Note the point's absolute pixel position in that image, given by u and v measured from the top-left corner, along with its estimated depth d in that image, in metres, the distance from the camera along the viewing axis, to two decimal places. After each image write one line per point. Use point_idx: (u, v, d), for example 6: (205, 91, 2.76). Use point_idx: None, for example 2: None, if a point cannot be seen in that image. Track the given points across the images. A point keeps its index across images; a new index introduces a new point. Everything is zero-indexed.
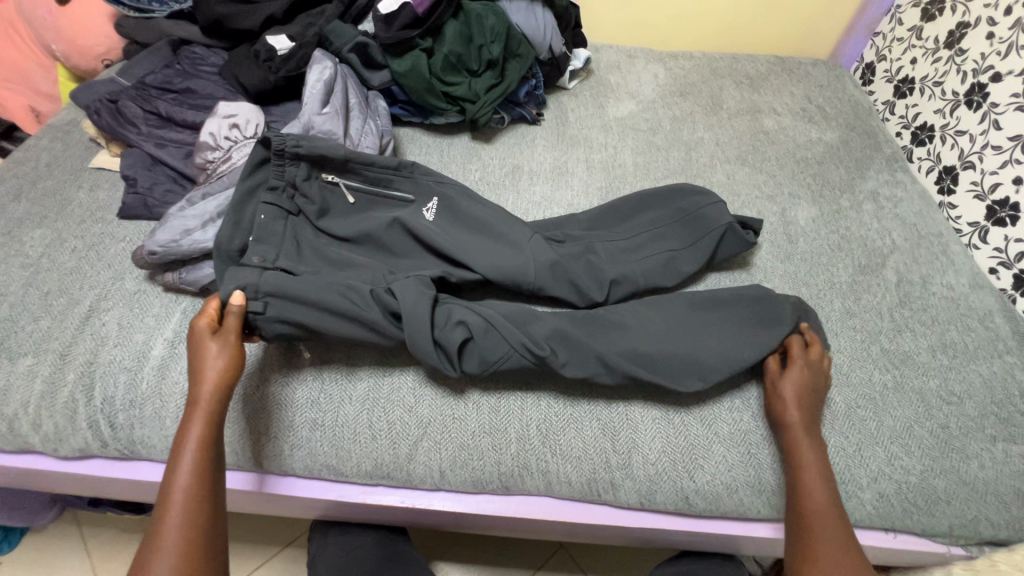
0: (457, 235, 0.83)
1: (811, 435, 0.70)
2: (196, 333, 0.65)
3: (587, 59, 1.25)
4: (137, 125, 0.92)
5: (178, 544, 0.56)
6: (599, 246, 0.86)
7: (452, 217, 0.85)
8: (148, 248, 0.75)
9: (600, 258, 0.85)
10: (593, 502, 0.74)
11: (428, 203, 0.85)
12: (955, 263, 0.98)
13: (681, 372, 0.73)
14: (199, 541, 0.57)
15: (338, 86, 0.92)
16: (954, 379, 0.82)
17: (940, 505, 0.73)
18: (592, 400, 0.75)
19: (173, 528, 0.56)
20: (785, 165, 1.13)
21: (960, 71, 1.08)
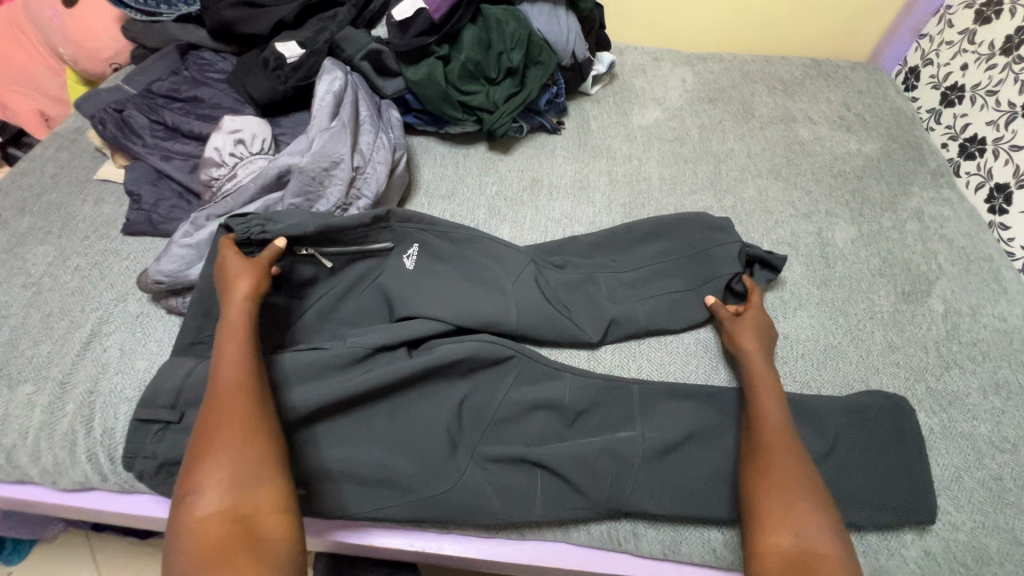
0: (452, 277, 0.79)
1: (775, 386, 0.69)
2: (225, 261, 0.66)
3: (611, 64, 1.18)
4: (143, 137, 0.88)
5: (232, 463, 0.51)
6: (601, 277, 0.83)
7: (444, 254, 0.80)
8: (154, 277, 0.73)
9: (600, 291, 0.82)
10: (612, 550, 0.70)
11: (409, 250, 0.79)
12: (1007, 292, 0.90)
13: (694, 492, 0.66)
14: (253, 471, 0.51)
15: (348, 97, 0.88)
16: (1007, 423, 0.76)
17: (992, 566, 0.66)
18: None
19: (223, 452, 0.51)
20: (821, 180, 1.06)
21: (1017, 81, 1.00)
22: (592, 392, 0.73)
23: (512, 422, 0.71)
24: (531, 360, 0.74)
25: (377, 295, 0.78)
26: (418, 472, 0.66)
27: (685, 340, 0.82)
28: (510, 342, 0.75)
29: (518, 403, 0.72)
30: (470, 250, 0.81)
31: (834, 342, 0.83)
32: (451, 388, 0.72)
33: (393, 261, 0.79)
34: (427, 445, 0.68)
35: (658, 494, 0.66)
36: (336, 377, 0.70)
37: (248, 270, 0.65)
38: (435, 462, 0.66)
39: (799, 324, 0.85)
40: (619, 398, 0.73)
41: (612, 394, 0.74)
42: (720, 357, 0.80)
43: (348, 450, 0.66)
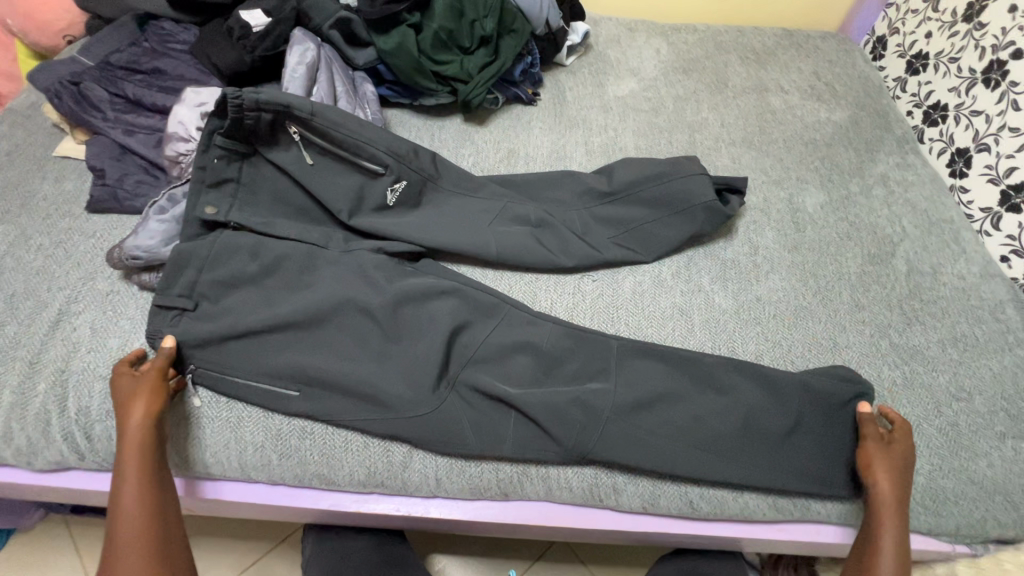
0: (428, 225, 0.81)
1: (902, 522, 0.65)
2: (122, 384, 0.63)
3: (585, 34, 1.18)
4: (103, 111, 0.85)
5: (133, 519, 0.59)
6: (572, 216, 0.86)
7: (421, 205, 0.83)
8: (131, 252, 0.71)
9: (572, 229, 0.85)
10: (594, 507, 0.72)
11: (395, 184, 0.81)
12: (966, 252, 0.94)
13: (665, 448, 0.69)
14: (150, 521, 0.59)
15: (323, 70, 0.86)
16: (964, 374, 0.80)
17: (947, 505, 0.71)
18: None
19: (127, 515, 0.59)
20: (792, 148, 1.08)
21: (977, 47, 1.03)
22: (570, 341, 0.75)
23: (489, 368, 0.72)
24: (514, 310, 0.76)
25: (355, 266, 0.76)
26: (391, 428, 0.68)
27: (668, 298, 0.84)
28: (491, 294, 0.77)
29: (497, 355, 0.73)
30: (447, 205, 0.84)
31: (804, 302, 0.86)
32: (434, 333, 0.72)
33: (374, 213, 0.80)
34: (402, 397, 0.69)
35: (625, 445, 0.68)
36: (313, 348, 0.70)
37: (145, 389, 0.62)
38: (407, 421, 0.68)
39: (771, 287, 0.87)
40: (594, 355, 0.74)
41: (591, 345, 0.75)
42: (697, 319, 0.82)
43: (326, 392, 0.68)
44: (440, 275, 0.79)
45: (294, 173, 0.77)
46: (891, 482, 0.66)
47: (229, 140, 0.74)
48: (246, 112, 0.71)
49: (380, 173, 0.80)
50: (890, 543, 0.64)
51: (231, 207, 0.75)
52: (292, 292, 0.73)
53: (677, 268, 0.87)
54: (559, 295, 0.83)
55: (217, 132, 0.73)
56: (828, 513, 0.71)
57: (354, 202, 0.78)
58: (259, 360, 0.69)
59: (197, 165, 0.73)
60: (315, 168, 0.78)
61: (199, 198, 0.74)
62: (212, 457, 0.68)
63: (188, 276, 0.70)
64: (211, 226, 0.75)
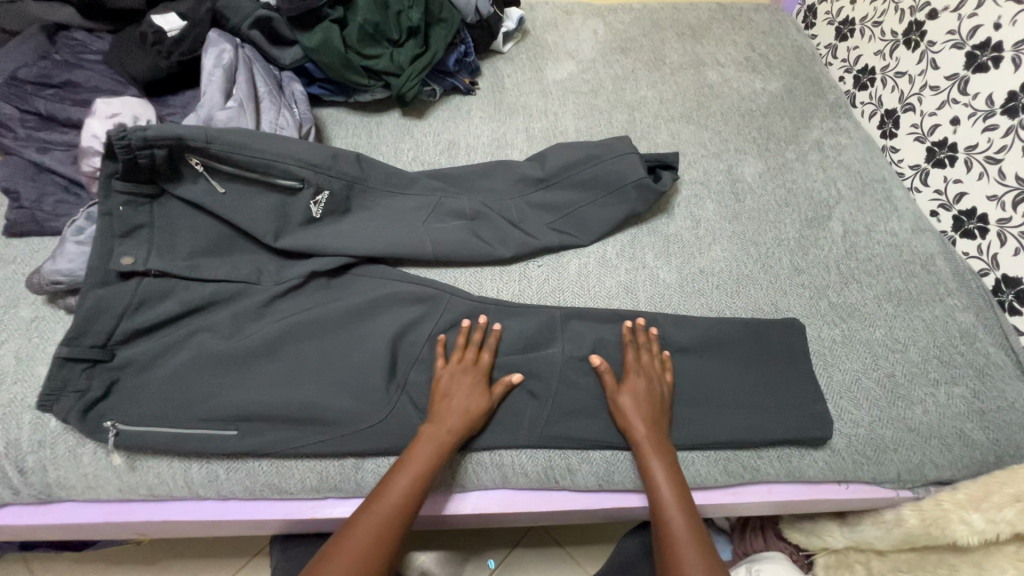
0: (364, 225, 0.79)
1: (649, 431, 0.68)
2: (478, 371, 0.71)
3: (520, 19, 1.17)
4: (13, 129, 0.81)
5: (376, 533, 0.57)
6: (510, 204, 0.86)
7: (356, 205, 0.81)
8: (51, 277, 0.68)
9: (510, 217, 0.85)
10: (552, 489, 0.73)
11: (318, 196, 0.77)
12: (898, 209, 0.98)
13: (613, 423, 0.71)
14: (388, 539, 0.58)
15: (242, 72, 0.83)
16: (899, 327, 0.83)
17: (887, 453, 0.74)
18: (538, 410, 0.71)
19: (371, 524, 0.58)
20: (729, 120, 1.10)
21: (897, 10, 1.06)
22: (516, 325, 0.77)
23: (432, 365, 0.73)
24: (454, 298, 0.78)
25: (295, 275, 0.75)
26: (348, 423, 0.68)
27: (613, 277, 0.85)
28: (425, 286, 0.78)
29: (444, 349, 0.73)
30: (384, 201, 0.83)
31: (746, 271, 0.88)
32: (373, 340, 0.73)
33: (301, 229, 0.77)
34: (363, 387, 0.70)
35: (577, 416, 0.72)
36: (257, 364, 0.70)
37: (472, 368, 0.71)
38: (366, 408, 0.68)
39: (714, 258, 0.89)
40: (538, 337, 0.76)
41: (527, 332, 0.76)
42: (642, 296, 0.84)
43: (269, 412, 0.67)
44: (376, 277, 0.79)
45: (210, 200, 0.72)
46: (646, 425, 0.68)
47: (130, 182, 0.69)
48: (137, 151, 0.66)
49: (298, 187, 0.76)
50: (644, 450, 0.67)
51: (150, 254, 0.70)
52: (210, 302, 0.72)
53: (622, 248, 0.88)
54: (505, 283, 0.83)
55: (115, 176, 0.68)
56: (777, 471, 0.73)
57: (279, 220, 0.75)
58: (195, 386, 0.67)
59: (102, 212, 0.68)
60: (229, 195, 0.73)
61: (112, 247, 0.69)
62: (155, 486, 0.66)
63: (103, 326, 0.66)
64: (127, 276, 0.69)
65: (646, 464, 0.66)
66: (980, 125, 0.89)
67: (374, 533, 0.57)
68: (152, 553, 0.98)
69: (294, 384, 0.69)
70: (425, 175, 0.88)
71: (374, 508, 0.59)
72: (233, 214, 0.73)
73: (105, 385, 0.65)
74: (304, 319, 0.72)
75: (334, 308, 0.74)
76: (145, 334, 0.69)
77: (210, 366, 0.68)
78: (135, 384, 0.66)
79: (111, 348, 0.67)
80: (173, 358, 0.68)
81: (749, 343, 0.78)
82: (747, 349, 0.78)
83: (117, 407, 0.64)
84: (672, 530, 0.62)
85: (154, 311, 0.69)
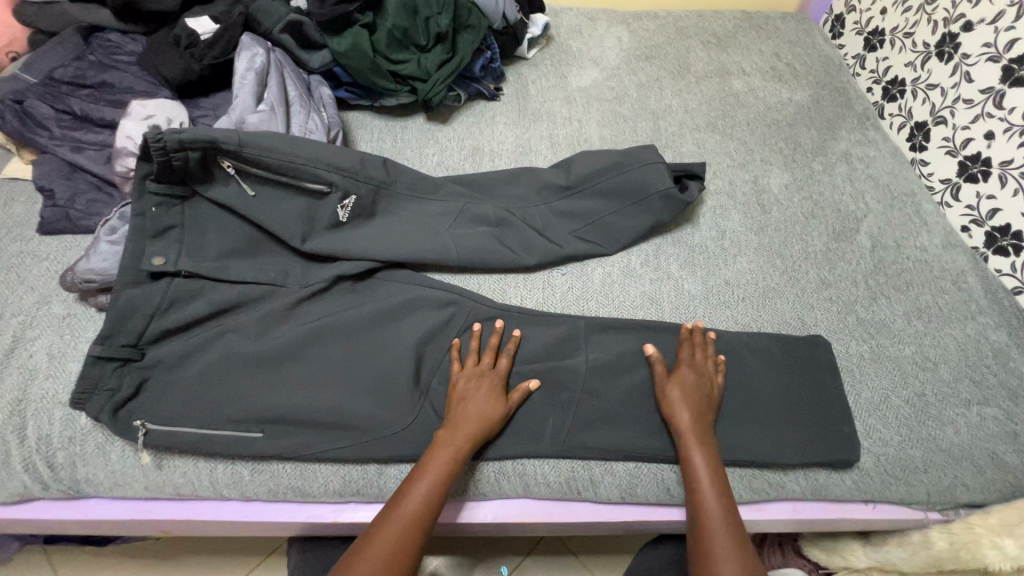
0: (390, 229, 0.79)
1: (703, 415, 0.69)
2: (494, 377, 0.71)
3: (545, 25, 1.17)
4: (49, 128, 0.82)
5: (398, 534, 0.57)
6: (535, 211, 0.86)
7: (383, 210, 0.82)
8: (84, 275, 0.69)
9: (534, 225, 0.85)
10: (574, 500, 0.72)
11: (345, 199, 0.77)
12: (927, 224, 0.96)
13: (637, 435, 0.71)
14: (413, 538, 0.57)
15: (273, 76, 0.84)
16: (929, 344, 0.82)
17: (917, 474, 0.72)
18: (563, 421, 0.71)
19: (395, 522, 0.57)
20: (755, 130, 1.09)
21: (930, 21, 1.04)
22: (541, 335, 0.77)
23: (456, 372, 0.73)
24: (478, 304, 0.78)
25: (322, 278, 0.76)
26: (373, 431, 0.68)
27: (637, 287, 0.84)
28: (448, 292, 0.78)
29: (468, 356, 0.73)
30: (410, 206, 0.83)
31: (772, 283, 0.87)
32: (398, 346, 0.73)
33: (328, 232, 0.77)
34: (387, 395, 0.70)
35: (600, 427, 0.71)
36: (283, 367, 0.70)
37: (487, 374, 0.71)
38: (390, 414, 0.69)
39: (739, 269, 0.88)
40: (565, 347, 0.76)
41: (552, 341, 0.76)
42: (666, 307, 0.83)
43: (294, 417, 0.67)
44: (401, 283, 0.79)
45: (239, 203, 0.73)
46: (693, 417, 0.68)
47: (164, 184, 0.70)
48: (172, 153, 0.67)
49: (327, 191, 0.76)
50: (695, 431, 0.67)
51: (180, 254, 0.71)
52: (237, 304, 0.72)
53: (646, 258, 0.87)
54: (528, 291, 0.83)
55: (148, 177, 0.69)
56: (804, 489, 0.72)
57: (306, 224, 0.76)
58: (222, 388, 0.67)
59: (135, 212, 0.69)
60: (259, 198, 0.74)
61: (145, 247, 0.69)
62: (180, 486, 0.67)
63: (135, 325, 0.67)
64: (158, 276, 0.70)
65: (688, 443, 0.66)
66: (1016, 140, 0.87)
67: (399, 534, 0.56)
68: (170, 548, 0.99)
69: (319, 389, 0.69)
70: (450, 181, 0.89)
71: (394, 514, 0.58)
72: (262, 217, 0.74)
73: (135, 384, 0.65)
74: (328, 323, 0.73)
75: (359, 313, 0.74)
76: (174, 334, 0.69)
77: (236, 368, 0.68)
78: (163, 383, 0.67)
79: (142, 348, 0.67)
80: (200, 360, 0.68)
81: (778, 358, 0.77)
82: (775, 362, 0.77)
83: (146, 406, 0.65)
84: (705, 507, 0.61)
85: (183, 312, 0.69)
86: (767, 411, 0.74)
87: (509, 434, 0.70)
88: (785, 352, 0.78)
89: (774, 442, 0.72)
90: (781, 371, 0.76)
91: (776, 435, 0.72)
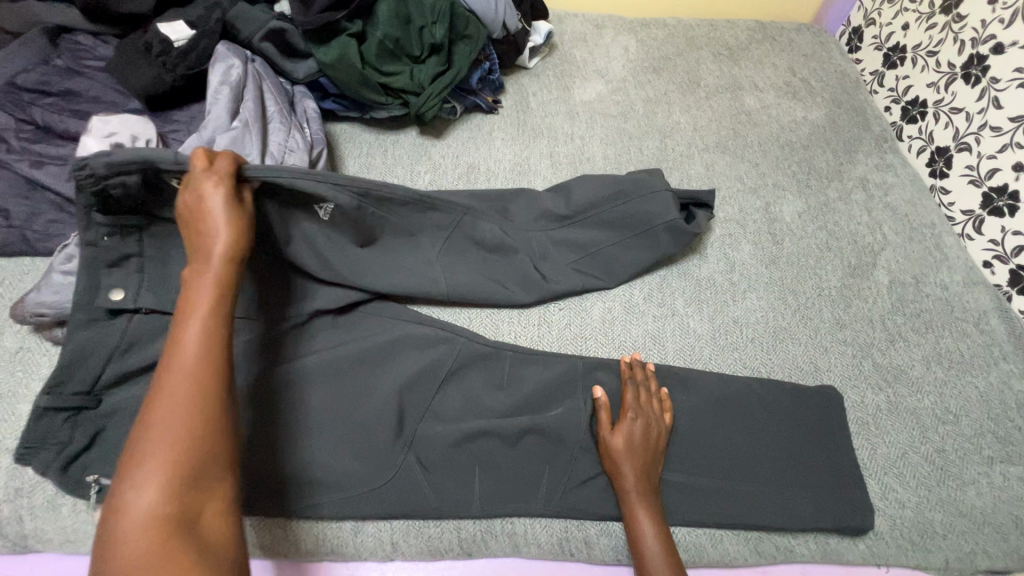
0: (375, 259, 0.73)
1: (646, 469, 0.64)
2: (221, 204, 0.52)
3: (548, 33, 1.10)
4: (7, 141, 0.76)
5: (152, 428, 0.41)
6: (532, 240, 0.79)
7: None
8: (36, 309, 0.64)
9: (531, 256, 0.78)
10: (566, 561, 0.67)
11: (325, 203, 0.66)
12: (948, 258, 0.91)
13: None
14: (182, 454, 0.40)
15: (251, 90, 0.78)
16: (950, 394, 0.76)
17: (936, 540, 0.67)
18: (557, 477, 0.65)
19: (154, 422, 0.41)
20: (768, 151, 1.03)
21: (956, 41, 0.98)
22: (536, 379, 0.71)
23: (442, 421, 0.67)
24: (469, 342, 0.72)
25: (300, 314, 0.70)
26: (348, 488, 0.62)
27: (640, 325, 0.79)
28: (438, 328, 0.72)
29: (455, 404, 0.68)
30: None
31: (784, 323, 0.81)
32: (380, 392, 0.67)
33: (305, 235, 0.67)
34: (366, 446, 0.64)
35: (596, 484, 0.66)
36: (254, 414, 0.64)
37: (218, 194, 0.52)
38: (367, 469, 0.63)
39: (748, 307, 0.82)
40: (561, 393, 0.71)
41: (547, 387, 0.71)
42: (670, 348, 0.77)
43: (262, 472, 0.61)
44: (387, 318, 0.73)
45: None
46: (636, 472, 0.64)
47: (111, 214, 0.62)
48: (106, 181, 0.58)
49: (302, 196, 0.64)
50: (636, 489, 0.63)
51: (142, 287, 0.64)
52: None
53: (650, 292, 0.82)
54: (523, 327, 0.77)
55: (92, 208, 0.61)
56: (815, 553, 0.66)
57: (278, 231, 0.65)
58: None
59: (85, 244, 0.62)
60: None
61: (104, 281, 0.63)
62: None
63: (92, 367, 0.61)
64: (116, 314, 0.63)
65: (632, 502, 0.63)
66: None
67: (150, 515, 0.38)
68: None
69: (291, 434, 0.63)
70: None
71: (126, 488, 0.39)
72: None
73: (90, 434, 0.60)
74: (308, 363, 0.68)
75: (339, 355, 0.69)
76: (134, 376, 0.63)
77: None
78: (120, 433, 0.61)
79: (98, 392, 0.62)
80: None
81: (790, 409, 0.72)
82: (787, 412, 0.72)
83: (100, 458, 0.59)
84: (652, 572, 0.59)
85: (144, 353, 0.64)
86: (778, 468, 0.68)
87: (498, 492, 0.65)
88: (798, 401, 0.73)
89: (785, 503, 0.66)
90: (793, 423, 0.71)
91: (786, 496, 0.67)
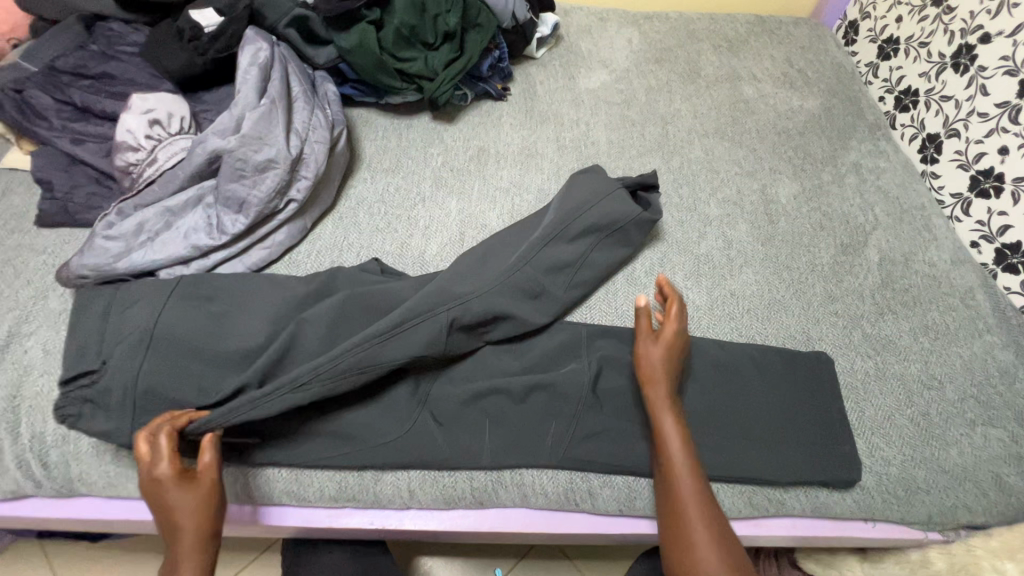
0: None
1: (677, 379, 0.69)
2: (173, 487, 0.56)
3: (555, 25, 1.15)
4: (49, 120, 0.81)
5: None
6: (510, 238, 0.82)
7: None
8: (78, 271, 0.69)
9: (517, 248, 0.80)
10: (571, 511, 0.71)
11: None
12: (937, 238, 0.95)
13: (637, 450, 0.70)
14: None
15: (276, 71, 0.83)
16: (935, 362, 0.81)
17: (918, 494, 0.71)
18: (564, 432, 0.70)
19: None
20: (765, 137, 1.07)
21: (947, 31, 1.02)
22: (544, 342, 0.76)
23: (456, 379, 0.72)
24: None
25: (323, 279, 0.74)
26: (369, 438, 0.67)
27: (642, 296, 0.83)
28: None
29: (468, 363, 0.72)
30: None
31: (779, 296, 0.86)
32: None
33: None
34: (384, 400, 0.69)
35: (600, 440, 0.70)
36: None
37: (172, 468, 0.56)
38: (386, 421, 0.68)
39: (745, 281, 0.87)
40: (568, 354, 0.75)
41: (554, 349, 0.75)
42: None
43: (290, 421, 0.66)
44: None
45: None
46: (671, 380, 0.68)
47: None
48: None
49: None
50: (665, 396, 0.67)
51: None
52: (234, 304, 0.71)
53: (651, 266, 0.86)
54: None
55: None
56: (804, 506, 0.71)
57: None
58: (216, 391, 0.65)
59: None
60: None
61: None
62: None
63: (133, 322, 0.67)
64: None
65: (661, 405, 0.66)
66: None
67: None
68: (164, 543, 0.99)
69: None
70: None
71: None
72: None
73: None
74: None
75: None
76: None
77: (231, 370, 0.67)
78: None
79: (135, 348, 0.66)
80: None
81: (782, 374, 0.77)
82: (779, 377, 0.76)
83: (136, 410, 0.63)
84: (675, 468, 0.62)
85: None
86: (770, 428, 0.73)
87: (507, 445, 0.69)
88: (790, 366, 0.77)
89: (778, 462, 0.71)
90: (785, 387, 0.76)
91: (778, 454, 0.71)
